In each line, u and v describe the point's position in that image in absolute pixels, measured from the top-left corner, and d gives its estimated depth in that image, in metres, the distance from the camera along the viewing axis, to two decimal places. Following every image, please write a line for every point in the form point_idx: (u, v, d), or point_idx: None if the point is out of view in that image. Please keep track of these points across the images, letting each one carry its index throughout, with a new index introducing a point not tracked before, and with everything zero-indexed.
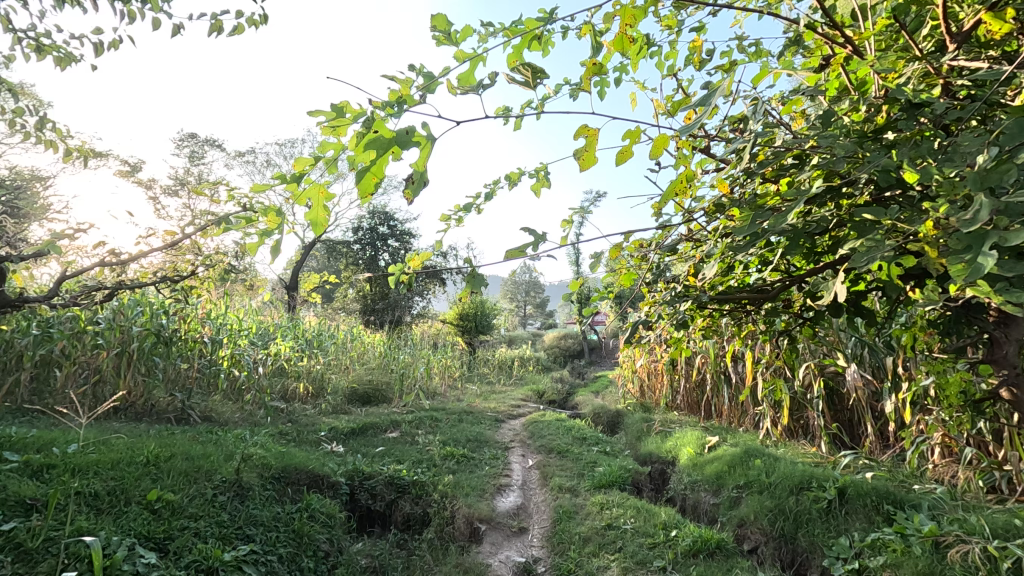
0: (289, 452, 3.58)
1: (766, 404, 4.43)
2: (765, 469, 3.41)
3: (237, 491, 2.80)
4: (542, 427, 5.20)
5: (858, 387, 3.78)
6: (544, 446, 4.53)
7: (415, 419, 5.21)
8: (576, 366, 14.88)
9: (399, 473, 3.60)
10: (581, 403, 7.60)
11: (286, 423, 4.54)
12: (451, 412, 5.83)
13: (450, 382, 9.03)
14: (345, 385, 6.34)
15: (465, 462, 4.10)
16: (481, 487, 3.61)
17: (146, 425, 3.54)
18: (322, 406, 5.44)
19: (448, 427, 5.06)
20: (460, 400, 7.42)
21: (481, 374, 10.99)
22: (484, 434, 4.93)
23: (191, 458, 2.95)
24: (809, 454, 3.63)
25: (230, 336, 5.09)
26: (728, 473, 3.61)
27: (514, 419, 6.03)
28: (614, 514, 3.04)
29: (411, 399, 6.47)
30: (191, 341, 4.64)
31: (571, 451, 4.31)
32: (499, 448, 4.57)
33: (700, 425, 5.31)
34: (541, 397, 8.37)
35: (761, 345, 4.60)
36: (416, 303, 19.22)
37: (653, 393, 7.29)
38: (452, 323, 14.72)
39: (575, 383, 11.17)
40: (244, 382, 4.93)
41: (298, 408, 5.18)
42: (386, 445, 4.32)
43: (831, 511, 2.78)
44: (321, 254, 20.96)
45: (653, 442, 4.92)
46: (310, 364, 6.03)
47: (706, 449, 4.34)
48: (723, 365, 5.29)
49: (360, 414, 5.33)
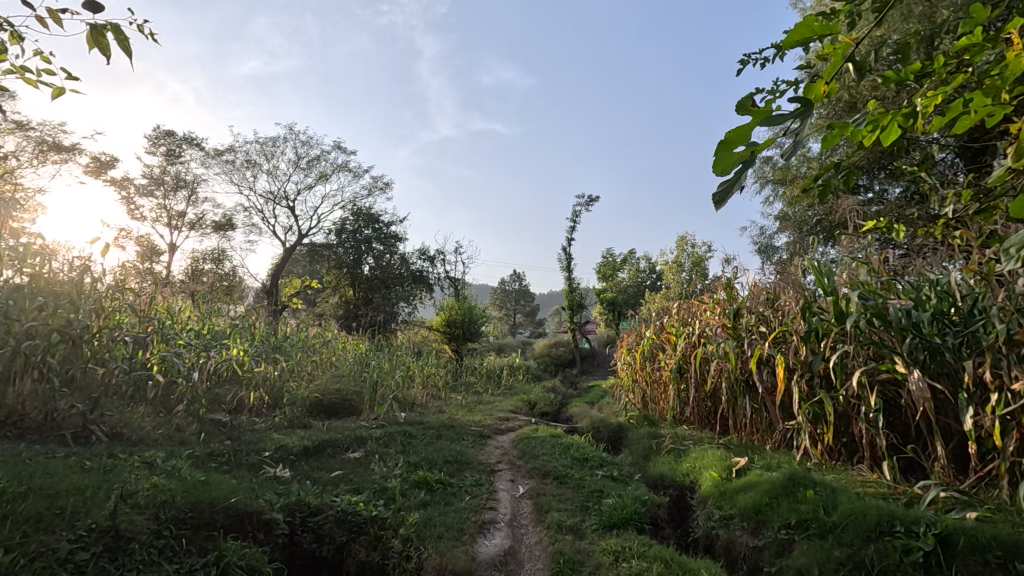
0: (215, 481, 2.78)
1: (803, 418, 3.72)
2: (822, 501, 2.68)
3: (110, 545, 1.99)
4: (535, 445, 4.42)
5: (925, 400, 3.06)
6: (538, 468, 3.76)
7: (385, 435, 4.41)
8: (568, 375, 14.09)
9: (356, 506, 2.81)
10: (576, 415, 6.81)
11: (224, 441, 3.72)
12: (430, 426, 5.04)
13: (432, 392, 8.20)
14: (308, 395, 5.52)
15: (440, 491, 3.32)
16: (459, 527, 2.83)
17: (21, 447, 2.71)
18: (276, 419, 4.62)
19: (423, 445, 4.27)
20: (441, 412, 6.62)
21: (468, 383, 10.22)
22: (466, 453, 4.14)
23: (54, 495, 2.14)
24: (870, 484, 2.91)
25: (162, 336, 4.25)
26: (772, 508, 2.87)
27: (503, 435, 5.25)
28: (634, 568, 2.29)
29: (384, 411, 5.66)
30: (112, 341, 3.84)
31: (571, 476, 3.53)
32: (483, 472, 3.79)
33: (718, 442, 4.58)
34: (532, 410, 7.56)
35: (794, 349, 3.93)
36: (401, 309, 18.35)
37: (656, 406, 6.54)
38: (439, 331, 13.96)
39: (567, 393, 10.37)
40: (179, 392, 4.11)
41: (246, 421, 4.35)
42: (344, 469, 3.53)
43: (932, 570, 2.06)
44: (302, 258, 20.08)
45: (666, 463, 4.18)
46: (268, 371, 5.21)
47: (734, 472, 3.59)
48: (746, 370, 4.58)
49: (320, 429, 4.52)
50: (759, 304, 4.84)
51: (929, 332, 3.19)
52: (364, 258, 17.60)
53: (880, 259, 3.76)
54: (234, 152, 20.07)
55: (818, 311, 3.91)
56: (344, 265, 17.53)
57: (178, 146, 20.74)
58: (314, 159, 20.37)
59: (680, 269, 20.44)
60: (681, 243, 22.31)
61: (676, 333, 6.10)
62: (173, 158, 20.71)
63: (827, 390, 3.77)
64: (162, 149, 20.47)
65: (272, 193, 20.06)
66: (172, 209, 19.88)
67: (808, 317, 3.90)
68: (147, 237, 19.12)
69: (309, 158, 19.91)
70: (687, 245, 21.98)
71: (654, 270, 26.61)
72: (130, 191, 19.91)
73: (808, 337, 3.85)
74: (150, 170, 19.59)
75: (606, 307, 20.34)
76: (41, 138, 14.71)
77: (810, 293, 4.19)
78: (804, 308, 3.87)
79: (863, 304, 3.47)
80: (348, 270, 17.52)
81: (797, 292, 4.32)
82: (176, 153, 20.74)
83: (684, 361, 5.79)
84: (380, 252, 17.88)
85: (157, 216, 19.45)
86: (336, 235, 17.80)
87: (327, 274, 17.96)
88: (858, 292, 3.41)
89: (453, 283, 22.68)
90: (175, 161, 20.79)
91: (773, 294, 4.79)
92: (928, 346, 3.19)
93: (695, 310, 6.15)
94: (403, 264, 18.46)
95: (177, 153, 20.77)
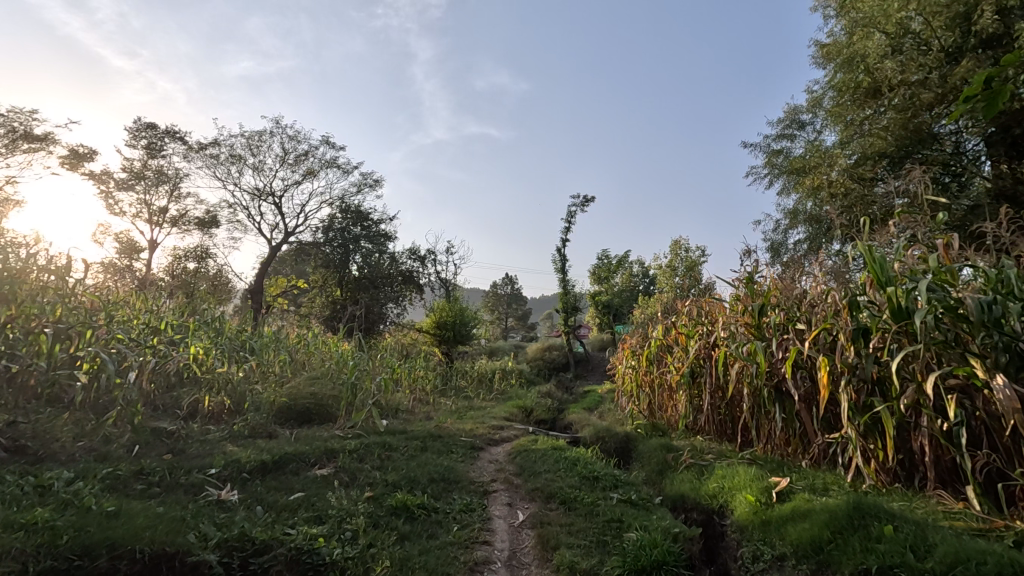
0: (129, 512, 2.17)
1: (854, 431, 3.15)
2: (907, 539, 2.12)
3: None
4: (535, 459, 3.82)
5: (1017, 412, 2.49)
6: (541, 490, 3.16)
7: (361, 447, 3.79)
8: (562, 379, 13.52)
9: (313, 543, 2.21)
10: (576, 424, 6.22)
11: (163, 455, 3.09)
12: (413, 436, 4.43)
13: (419, 397, 7.57)
14: (275, 400, 4.87)
15: (423, 519, 2.71)
16: (445, 571, 2.22)
17: None
18: (233, 428, 3.97)
19: (405, 460, 3.66)
20: (428, 419, 6.00)
21: (458, 387, 9.58)
22: (454, 470, 3.53)
23: None
24: (958, 518, 2.33)
25: (96, 330, 3.60)
26: (836, 547, 2.29)
27: (498, 446, 4.64)
28: None
29: (362, 417, 5.03)
30: (26, 333, 3.18)
31: (580, 500, 2.94)
32: (475, 493, 3.19)
33: (744, 457, 4.01)
34: (528, 418, 6.95)
35: (840, 350, 3.36)
36: (389, 310, 17.67)
37: (664, 413, 5.96)
38: (429, 333, 13.33)
39: (564, 398, 9.77)
40: (112, 395, 3.45)
41: (196, 429, 3.71)
42: (306, 492, 2.91)
43: None
44: (287, 258, 19.37)
45: (688, 484, 3.58)
46: (229, 372, 4.56)
47: (775, 496, 3.01)
48: (776, 376, 4.00)
49: (285, 440, 3.89)
50: (789, 301, 4.29)
51: (1013, 330, 2.65)
52: (352, 258, 16.95)
53: (941, 245, 3.20)
54: (218, 146, 19.34)
55: (867, 306, 3.35)
56: (331, 264, 16.85)
57: (159, 139, 20.01)
58: (301, 155, 19.72)
59: (674, 273, 19.99)
60: (675, 246, 21.92)
61: (688, 335, 5.53)
62: (154, 152, 19.97)
63: (879, 398, 3.22)
64: (142, 142, 19.73)
65: (257, 189, 19.36)
66: (151, 205, 19.06)
67: (855, 313, 3.34)
68: (125, 233, 18.35)
69: (296, 153, 19.27)
70: (682, 249, 21.54)
71: (648, 273, 26.20)
72: (109, 185, 19.15)
73: (856, 336, 3.29)
74: (130, 163, 18.85)
75: (601, 310, 19.83)
76: (10, 126, 13.95)
77: (854, 287, 3.63)
78: (852, 302, 3.31)
79: (931, 295, 2.90)
80: (335, 269, 16.87)
81: (839, 285, 3.76)
82: (158, 147, 20.00)
83: (699, 364, 5.23)
84: (368, 250, 17.24)
85: (136, 211, 18.68)
86: (323, 233, 17.16)
87: (312, 273, 17.27)
88: (925, 283, 2.84)
89: (444, 284, 22.07)
90: (157, 155, 20.06)
91: (805, 289, 4.23)
92: (1012, 347, 2.64)
93: (709, 307, 5.60)
94: (392, 264, 17.83)
95: (158, 147, 20.02)
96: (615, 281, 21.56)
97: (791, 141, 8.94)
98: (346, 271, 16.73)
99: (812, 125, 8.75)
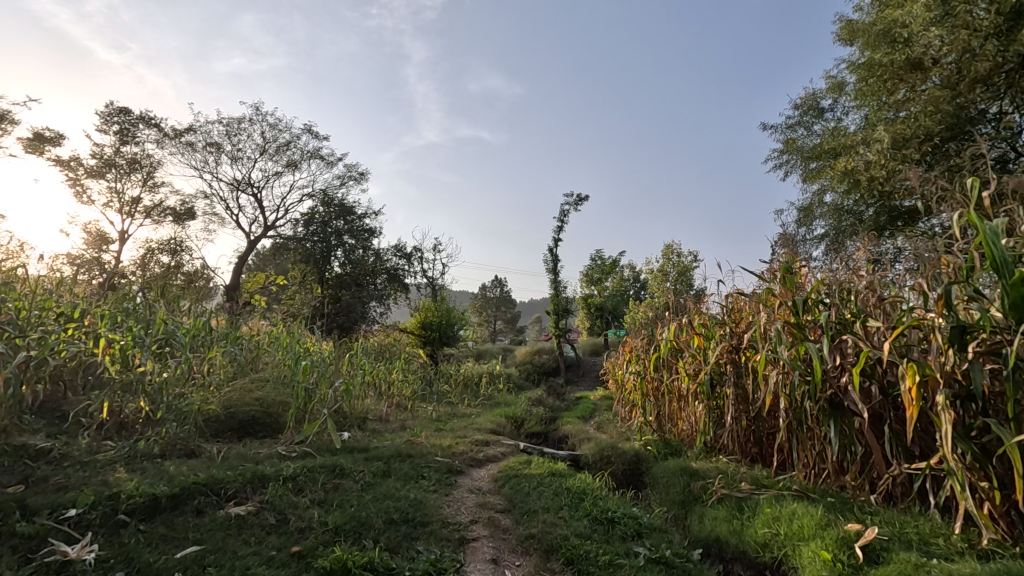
0: None
1: (958, 463, 2.34)
2: None
3: None
4: (529, 491, 2.98)
5: None
6: (540, 541, 2.31)
7: (303, 472, 2.92)
8: (553, 385, 12.63)
9: None
10: (574, 438, 5.37)
11: (8, 488, 2.20)
12: (376, 454, 3.58)
13: (394, 403, 6.69)
14: (211, 408, 4.00)
15: None
16: None
17: None
18: (140, 445, 3.08)
19: (358, 491, 2.79)
20: (401, 429, 5.13)
21: (440, 393, 8.71)
22: (423, 506, 2.67)
23: None
24: None
25: None
26: None
27: (482, 468, 3.81)
28: None
29: (317, 430, 4.16)
30: None
31: (595, 559, 2.10)
32: (448, 542, 2.34)
33: (792, 488, 3.19)
34: (518, 429, 6.09)
35: (935, 354, 2.55)
36: (372, 310, 16.73)
37: (676, 426, 5.15)
38: (412, 333, 12.40)
39: (556, 406, 8.91)
40: None
41: (82, 447, 2.81)
42: (204, 544, 2.04)
43: None
44: (265, 253, 18.37)
45: (728, 526, 2.76)
46: (151, 370, 3.68)
47: (861, 553, 2.20)
48: (830, 387, 3.19)
49: (209, 461, 3.01)
50: (842, 295, 3.49)
51: None
52: (333, 253, 16.04)
53: None
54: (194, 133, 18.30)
55: (969, 297, 2.54)
56: (310, 258, 15.90)
57: (132, 125, 18.90)
58: (283, 145, 18.80)
59: (668, 277, 19.28)
60: (670, 250, 21.22)
61: (707, 336, 4.70)
62: (127, 138, 18.88)
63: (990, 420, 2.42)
64: (114, 127, 18.63)
65: (235, 179, 18.38)
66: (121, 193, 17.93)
67: (954, 307, 2.53)
68: (93, 224, 17.28)
69: (279, 143, 18.36)
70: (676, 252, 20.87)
71: (640, 278, 25.48)
72: (76, 172, 18.02)
73: (957, 337, 2.48)
74: (100, 149, 17.77)
75: (595, 313, 19.05)
76: None
77: (945, 274, 2.82)
78: (951, 293, 2.49)
79: None
80: (315, 264, 15.91)
81: (920, 272, 2.95)
82: (130, 133, 18.91)
83: (719, 371, 4.42)
84: (351, 246, 16.35)
85: (104, 199, 17.58)
86: (304, 227, 16.26)
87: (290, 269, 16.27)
88: None
89: (430, 285, 21.19)
90: (129, 141, 18.97)
91: (863, 281, 3.42)
92: None
93: (730, 304, 4.80)
94: (376, 260, 16.96)
95: (131, 133, 18.92)
96: (607, 284, 20.77)
97: (808, 129, 8.26)
98: (326, 266, 15.79)
99: (832, 112, 8.07)
